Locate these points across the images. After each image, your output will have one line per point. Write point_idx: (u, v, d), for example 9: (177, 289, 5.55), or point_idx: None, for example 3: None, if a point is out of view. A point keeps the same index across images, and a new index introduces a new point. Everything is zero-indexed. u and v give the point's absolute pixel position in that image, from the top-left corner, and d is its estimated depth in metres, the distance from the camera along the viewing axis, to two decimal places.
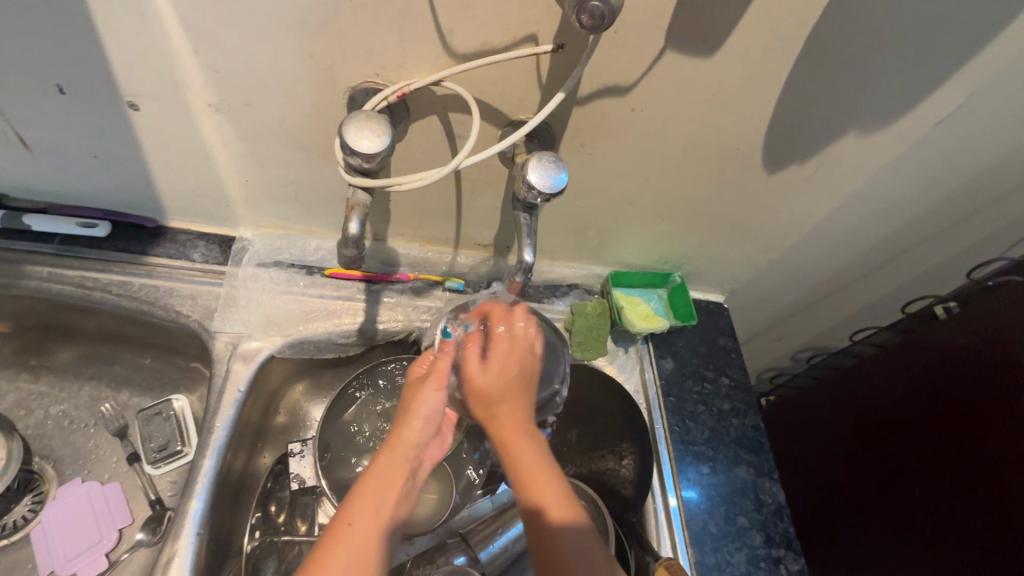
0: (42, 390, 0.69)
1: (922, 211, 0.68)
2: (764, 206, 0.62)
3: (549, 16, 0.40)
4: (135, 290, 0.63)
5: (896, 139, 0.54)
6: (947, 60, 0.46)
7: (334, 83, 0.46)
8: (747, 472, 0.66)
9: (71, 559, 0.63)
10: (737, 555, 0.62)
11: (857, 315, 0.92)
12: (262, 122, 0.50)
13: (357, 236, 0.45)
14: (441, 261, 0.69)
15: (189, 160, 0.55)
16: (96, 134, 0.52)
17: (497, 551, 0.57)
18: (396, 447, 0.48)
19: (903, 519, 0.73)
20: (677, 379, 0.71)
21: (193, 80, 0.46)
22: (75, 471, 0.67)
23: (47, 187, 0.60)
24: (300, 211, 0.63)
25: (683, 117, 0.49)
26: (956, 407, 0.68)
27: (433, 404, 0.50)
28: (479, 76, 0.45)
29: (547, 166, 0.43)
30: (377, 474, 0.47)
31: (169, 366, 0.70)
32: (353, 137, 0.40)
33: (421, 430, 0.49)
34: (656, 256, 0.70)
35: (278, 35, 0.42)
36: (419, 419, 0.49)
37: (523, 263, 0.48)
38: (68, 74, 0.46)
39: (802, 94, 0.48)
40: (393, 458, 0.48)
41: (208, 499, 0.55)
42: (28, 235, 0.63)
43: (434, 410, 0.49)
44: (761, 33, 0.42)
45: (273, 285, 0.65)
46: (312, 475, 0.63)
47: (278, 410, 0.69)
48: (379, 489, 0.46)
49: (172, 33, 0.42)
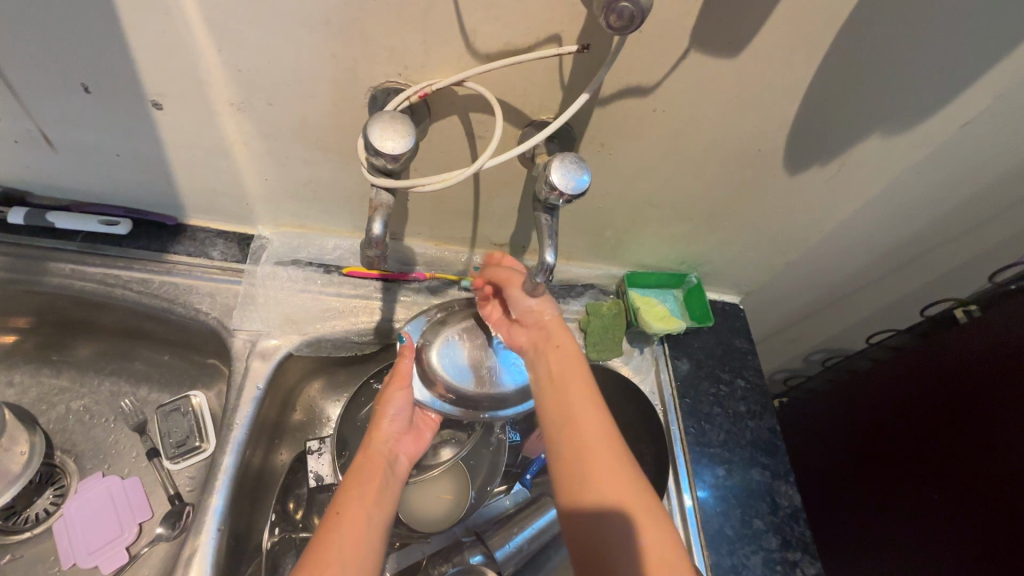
0: (63, 384, 0.70)
1: (943, 213, 0.68)
2: (784, 206, 0.62)
3: (573, 17, 0.40)
4: (155, 288, 0.63)
5: (921, 141, 0.53)
6: (977, 61, 0.46)
7: (356, 83, 0.46)
8: (762, 474, 0.66)
9: (92, 552, 0.64)
10: (752, 558, 0.62)
11: (873, 317, 0.91)
12: (282, 121, 0.50)
13: (380, 237, 0.45)
14: (457, 261, 0.69)
15: (211, 158, 0.55)
16: (119, 133, 0.52)
17: (512, 551, 0.58)
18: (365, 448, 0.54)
19: (921, 525, 0.72)
20: (692, 381, 0.70)
21: (216, 81, 0.46)
22: (95, 465, 0.68)
23: (70, 185, 0.61)
24: (319, 210, 0.63)
25: (704, 117, 0.49)
26: (973, 412, 0.68)
27: (397, 403, 0.55)
28: (500, 77, 0.45)
29: (569, 167, 0.43)
30: (353, 470, 0.52)
31: (188, 363, 0.70)
32: (377, 138, 0.40)
33: (389, 428, 0.55)
34: (672, 256, 0.70)
35: (303, 35, 0.42)
36: (386, 419, 0.55)
37: (544, 264, 0.47)
38: (94, 73, 0.46)
39: (826, 95, 0.47)
40: (365, 455, 0.53)
41: (228, 495, 0.56)
42: (51, 232, 0.63)
43: (397, 409, 0.55)
44: (787, 34, 0.42)
45: (291, 284, 0.66)
46: (329, 473, 0.63)
47: (294, 407, 0.69)
48: (356, 481, 0.51)
49: (197, 33, 0.42)
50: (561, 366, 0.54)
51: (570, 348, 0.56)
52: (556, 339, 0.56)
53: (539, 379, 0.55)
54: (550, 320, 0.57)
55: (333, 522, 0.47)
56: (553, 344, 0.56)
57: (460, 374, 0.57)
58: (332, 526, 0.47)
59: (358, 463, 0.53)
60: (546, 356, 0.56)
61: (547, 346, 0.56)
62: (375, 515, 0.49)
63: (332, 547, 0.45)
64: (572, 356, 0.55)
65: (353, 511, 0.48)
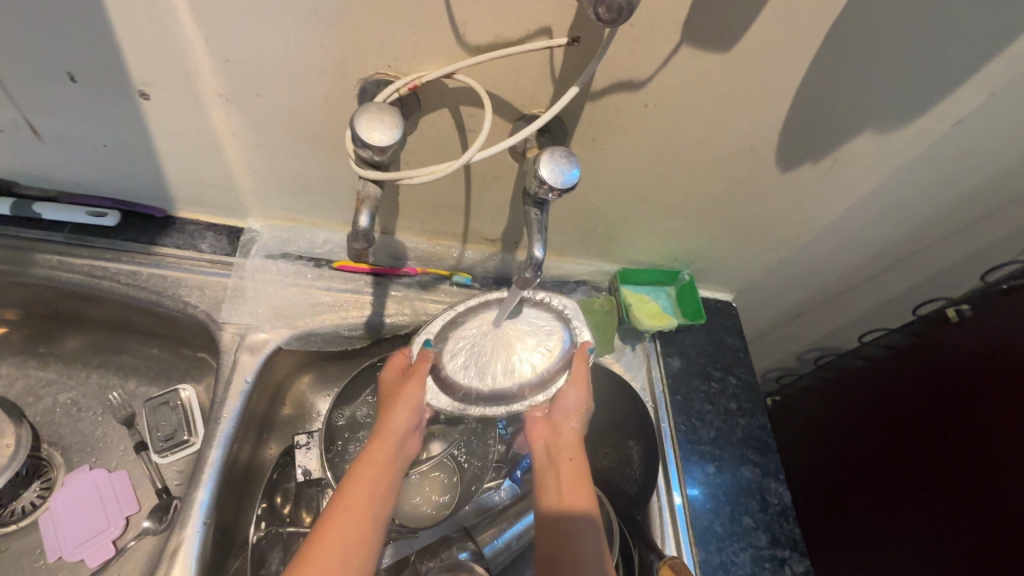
0: (50, 377, 0.70)
1: (936, 212, 0.68)
2: (776, 204, 0.62)
3: (564, 9, 0.39)
4: (143, 280, 0.63)
5: (913, 139, 0.53)
6: (968, 59, 0.46)
7: (345, 74, 0.45)
8: (752, 472, 0.66)
9: (77, 546, 0.63)
10: (741, 555, 0.62)
11: (865, 316, 0.91)
12: (271, 112, 0.50)
13: (367, 230, 0.44)
14: (448, 256, 0.69)
15: (200, 150, 0.55)
16: (106, 123, 0.52)
17: (500, 547, 0.58)
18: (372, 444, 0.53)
19: (911, 523, 0.72)
20: (683, 378, 0.70)
21: (204, 71, 0.46)
22: (83, 459, 0.67)
23: (57, 176, 0.60)
24: (309, 204, 0.62)
25: (696, 113, 0.49)
26: (963, 410, 0.68)
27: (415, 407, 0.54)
28: (491, 69, 0.44)
29: (559, 161, 0.42)
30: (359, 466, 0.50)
31: (176, 356, 0.70)
32: (365, 130, 0.39)
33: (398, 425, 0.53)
34: (665, 253, 0.70)
35: (291, 26, 0.41)
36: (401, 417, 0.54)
37: (533, 259, 0.47)
38: (80, 61, 0.45)
39: (819, 92, 0.47)
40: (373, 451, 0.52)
41: (215, 488, 0.56)
42: (39, 223, 0.63)
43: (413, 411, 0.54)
44: (779, 30, 0.42)
45: (281, 277, 0.65)
46: (317, 467, 0.63)
47: (284, 401, 0.69)
48: (364, 478, 0.49)
49: (184, 22, 0.42)
50: (566, 469, 0.54)
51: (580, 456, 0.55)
52: (567, 451, 0.55)
53: (540, 473, 0.55)
54: (570, 428, 0.56)
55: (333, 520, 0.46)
56: (564, 456, 0.54)
57: (471, 376, 0.56)
58: (336, 524, 0.46)
59: (365, 459, 0.51)
60: (553, 459, 0.55)
61: (557, 454, 0.55)
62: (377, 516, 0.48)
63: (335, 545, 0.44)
64: (580, 472, 0.54)
65: (359, 509, 0.47)
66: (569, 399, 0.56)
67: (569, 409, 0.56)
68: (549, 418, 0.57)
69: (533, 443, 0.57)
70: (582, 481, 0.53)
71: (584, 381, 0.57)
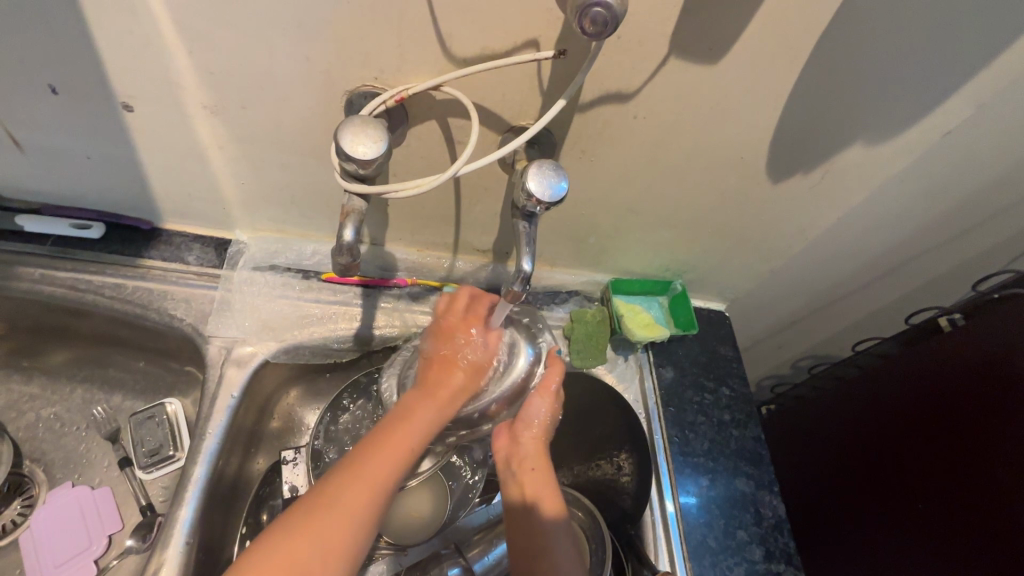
0: (33, 392, 0.69)
1: (928, 221, 0.67)
2: (768, 214, 0.61)
3: (550, 21, 0.39)
4: (128, 293, 0.62)
5: (903, 149, 0.53)
6: (957, 71, 0.45)
7: (331, 87, 0.45)
8: (746, 484, 0.65)
9: (58, 565, 0.62)
10: (736, 570, 0.61)
11: (859, 325, 0.91)
12: (257, 124, 0.49)
13: (351, 243, 0.44)
14: (439, 267, 0.68)
15: (185, 162, 0.54)
16: (89, 135, 0.51)
17: (491, 563, 0.57)
18: (440, 389, 0.52)
19: (907, 535, 0.71)
20: (677, 389, 0.70)
21: (188, 84, 0.45)
22: (66, 475, 0.66)
23: (39, 188, 0.59)
24: (297, 215, 0.62)
25: (686, 125, 0.49)
26: (956, 421, 0.68)
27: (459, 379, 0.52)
28: (478, 81, 0.44)
29: (547, 174, 0.42)
30: (418, 412, 0.50)
31: (162, 370, 0.69)
32: (349, 142, 0.39)
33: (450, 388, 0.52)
34: (657, 263, 0.70)
35: (275, 38, 0.41)
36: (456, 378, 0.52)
37: (522, 272, 0.47)
38: (61, 72, 0.45)
39: (808, 103, 0.47)
40: (437, 399, 0.51)
41: (199, 506, 0.55)
42: (21, 236, 0.62)
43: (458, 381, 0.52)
44: (767, 42, 0.41)
45: (269, 289, 0.65)
46: (303, 484, 0.62)
47: (272, 415, 0.68)
48: (420, 429, 0.49)
49: (166, 32, 0.41)
50: (530, 479, 0.54)
51: (543, 467, 0.55)
52: (530, 461, 0.55)
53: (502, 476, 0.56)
54: (531, 437, 0.56)
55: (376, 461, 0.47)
56: (527, 466, 0.55)
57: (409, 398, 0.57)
58: (383, 458, 0.47)
59: (428, 407, 0.50)
60: (516, 467, 0.55)
61: (518, 465, 0.55)
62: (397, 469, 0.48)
63: (368, 487, 0.46)
64: (546, 479, 0.55)
65: (402, 455, 0.48)
66: (532, 410, 0.56)
67: (532, 418, 0.56)
68: (511, 431, 0.57)
69: (496, 452, 0.57)
70: (545, 487, 0.54)
71: (552, 391, 0.56)
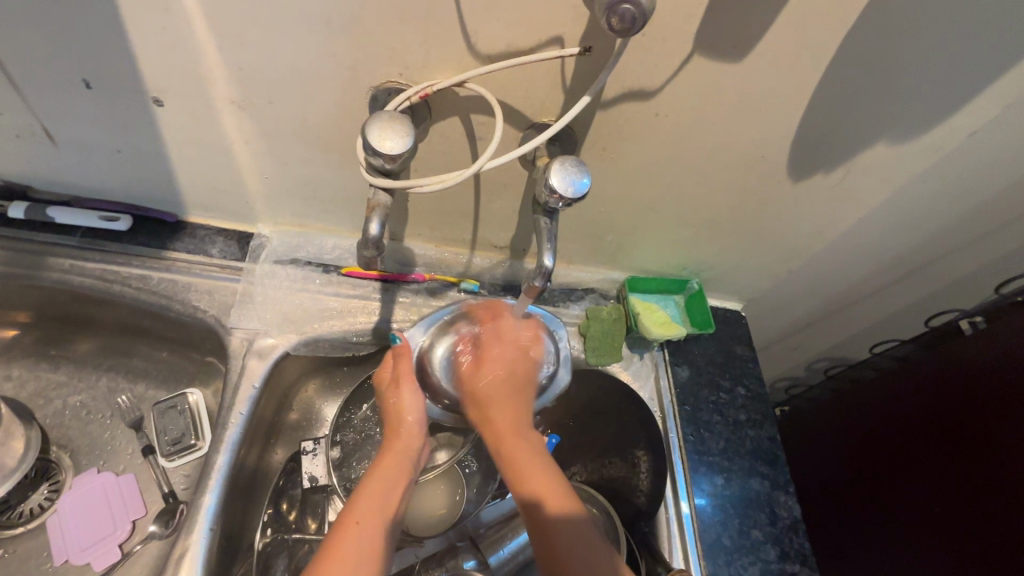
0: (60, 379, 0.70)
1: (951, 222, 0.66)
2: (786, 213, 0.61)
3: (576, 18, 0.39)
4: (154, 284, 0.63)
5: (927, 149, 0.53)
6: (984, 70, 0.45)
7: (356, 82, 0.46)
8: (762, 485, 0.65)
9: (84, 548, 0.63)
10: (750, 569, 0.61)
11: (877, 327, 0.90)
12: (283, 119, 0.50)
13: (377, 237, 0.45)
14: (457, 262, 0.69)
15: (211, 156, 0.55)
16: (120, 129, 0.52)
17: (506, 556, 0.58)
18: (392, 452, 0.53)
19: (925, 536, 0.71)
20: (692, 388, 0.70)
21: (216, 79, 0.46)
22: (91, 461, 0.68)
23: (71, 180, 0.61)
24: (319, 210, 0.63)
25: (707, 123, 0.49)
26: (976, 424, 0.67)
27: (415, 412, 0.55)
28: (501, 78, 0.44)
29: (569, 170, 0.42)
30: (368, 484, 0.51)
31: (185, 360, 0.70)
32: (376, 137, 0.40)
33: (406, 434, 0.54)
34: (673, 261, 0.70)
35: (302, 33, 0.42)
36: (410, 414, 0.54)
37: (542, 268, 0.47)
38: (95, 67, 0.46)
39: (832, 101, 0.47)
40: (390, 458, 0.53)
41: (221, 493, 0.56)
42: (51, 227, 0.63)
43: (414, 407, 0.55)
44: (791, 40, 0.41)
45: (289, 283, 0.65)
46: (323, 474, 0.64)
47: (291, 407, 0.69)
48: (376, 494, 0.50)
49: (198, 29, 0.42)
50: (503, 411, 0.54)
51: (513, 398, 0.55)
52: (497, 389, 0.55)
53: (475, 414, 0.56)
54: (485, 365, 0.56)
55: (348, 540, 0.46)
56: (493, 393, 0.55)
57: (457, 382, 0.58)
58: (354, 531, 0.47)
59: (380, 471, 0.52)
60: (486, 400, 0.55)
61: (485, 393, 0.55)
62: (373, 526, 0.48)
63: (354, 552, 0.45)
64: (512, 407, 0.55)
65: (375, 518, 0.48)
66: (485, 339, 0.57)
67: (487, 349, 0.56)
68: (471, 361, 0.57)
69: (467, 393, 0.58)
70: (523, 407, 0.55)
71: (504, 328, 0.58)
